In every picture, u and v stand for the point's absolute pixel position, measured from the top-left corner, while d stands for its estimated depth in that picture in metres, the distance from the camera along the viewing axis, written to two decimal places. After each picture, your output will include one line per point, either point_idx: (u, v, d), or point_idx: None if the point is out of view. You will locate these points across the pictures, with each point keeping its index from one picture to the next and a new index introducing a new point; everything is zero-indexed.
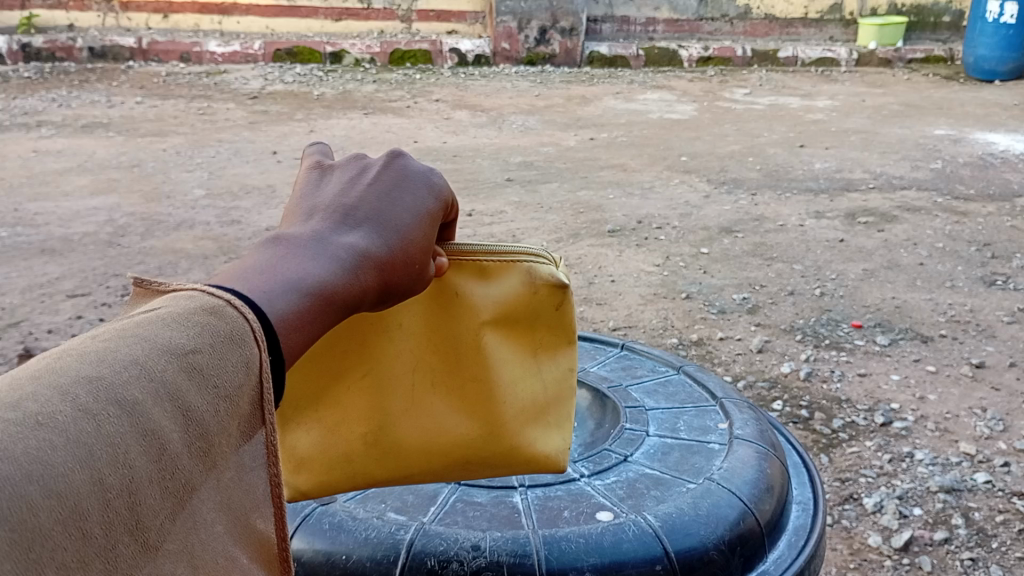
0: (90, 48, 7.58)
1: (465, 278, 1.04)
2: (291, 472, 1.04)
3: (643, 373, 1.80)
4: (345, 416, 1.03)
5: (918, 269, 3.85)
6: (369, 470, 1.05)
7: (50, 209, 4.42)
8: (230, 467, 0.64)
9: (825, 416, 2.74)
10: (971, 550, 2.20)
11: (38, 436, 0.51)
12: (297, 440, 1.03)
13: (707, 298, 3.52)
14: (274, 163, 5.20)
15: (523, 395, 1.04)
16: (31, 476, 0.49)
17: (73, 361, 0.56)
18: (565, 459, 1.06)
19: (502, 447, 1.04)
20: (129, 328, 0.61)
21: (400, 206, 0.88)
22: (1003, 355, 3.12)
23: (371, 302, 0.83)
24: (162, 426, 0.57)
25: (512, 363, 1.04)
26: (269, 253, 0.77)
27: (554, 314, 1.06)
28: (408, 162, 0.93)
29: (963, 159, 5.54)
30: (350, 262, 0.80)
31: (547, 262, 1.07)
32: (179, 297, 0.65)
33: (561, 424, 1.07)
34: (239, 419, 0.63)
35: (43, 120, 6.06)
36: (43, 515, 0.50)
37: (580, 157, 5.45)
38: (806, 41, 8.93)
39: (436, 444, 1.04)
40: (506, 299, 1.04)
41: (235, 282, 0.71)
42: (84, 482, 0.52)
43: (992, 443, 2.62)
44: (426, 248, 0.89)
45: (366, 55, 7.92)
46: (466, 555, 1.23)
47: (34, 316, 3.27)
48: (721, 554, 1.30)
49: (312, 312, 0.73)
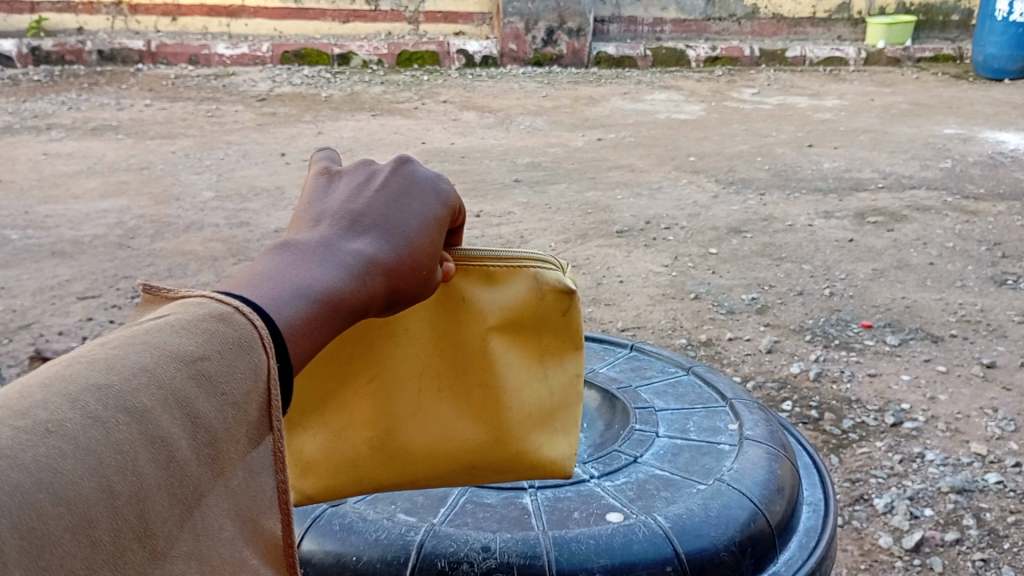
0: (99, 51, 7.62)
1: (472, 283, 1.03)
2: (298, 476, 1.05)
3: (652, 374, 1.80)
4: (352, 421, 1.03)
5: (927, 268, 3.83)
6: (376, 474, 1.05)
7: (60, 211, 4.44)
8: (238, 473, 0.64)
9: (835, 416, 2.73)
10: (982, 550, 2.19)
11: (48, 443, 0.51)
12: (303, 444, 1.03)
13: (716, 298, 3.51)
14: (283, 165, 5.21)
15: (530, 401, 1.04)
16: (41, 484, 0.50)
17: (83, 368, 0.57)
18: (571, 465, 1.06)
19: (508, 452, 1.04)
20: (138, 334, 0.61)
21: (407, 212, 0.88)
22: (1014, 355, 3.11)
23: (379, 308, 0.83)
24: (170, 433, 0.57)
25: (519, 369, 1.04)
26: (277, 260, 0.77)
27: (560, 320, 1.06)
28: (416, 168, 0.93)
29: (973, 158, 5.51)
30: (358, 268, 0.80)
31: (554, 268, 1.07)
32: (188, 304, 0.65)
33: (567, 430, 1.06)
34: (247, 426, 0.63)
35: (53, 123, 6.09)
36: (52, 522, 0.50)
37: (587, 157, 5.45)
38: (814, 40, 8.90)
39: (442, 449, 1.04)
40: (513, 304, 1.04)
41: (244, 288, 0.71)
42: (93, 489, 0.52)
43: (1003, 444, 2.61)
44: (432, 254, 0.89)
45: (374, 57, 7.93)
46: (476, 556, 1.23)
47: (46, 318, 3.29)
48: (731, 555, 1.30)
49: (320, 319, 0.73)
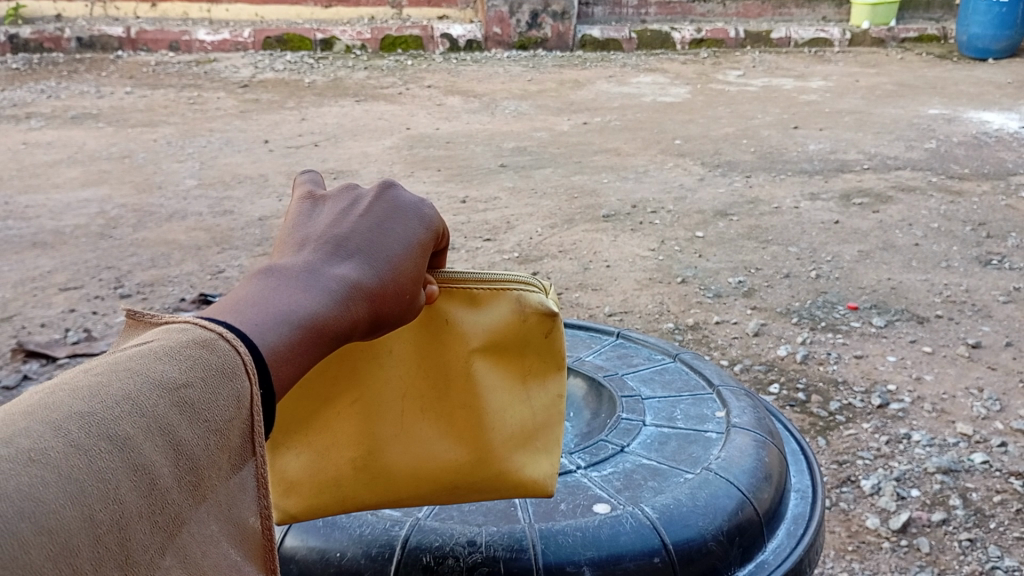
0: (79, 39, 7.53)
1: (455, 305, 1.02)
2: (280, 495, 1.04)
3: (640, 362, 1.79)
4: (335, 441, 1.02)
5: (913, 249, 3.84)
6: (359, 494, 1.04)
7: (40, 202, 4.38)
8: (222, 496, 0.63)
9: (822, 398, 2.73)
10: (969, 530, 2.20)
11: (30, 473, 0.51)
12: (288, 463, 1.02)
13: (703, 282, 3.50)
14: (265, 152, 5.15)
15: (512, 422, 1.02)
16: (22, 513, 0.50)
17: (66, 395, 0.56)
18: (553, 485, 1.05)
19: (491, 472, 1.03)
20: (121, 361, 0.61)
21: (390, 237, 0.86)
22: (999, 335, 3.11)
23: (362, 333, 0.81)
24: (152, 461, 0.57)
25: (501, 389, 1.03)
26: (259, 285, 0.75)
27: (543, 341, 1.03)
28: (400, 193, 0.91)
29: (958, 138, 5.52)
30: (341, 294, 0.78)
31: (537, 289, 1.05)
32: (171, 330, 0.65)
33: (550, 449, 1.05)
34: (229, 453, 0.63)
35: (32, 112, 6.00)
36: (34, 552, 0.50)
37: (573, 141, 5.41)
38: (799, 21, 8.88)
39: (425, 469, 1.03)
40: (495, 326, 1.02)
41: (226, 314, 0.70)
42: (75, 519, 0.52)
43: (988, 424, 2.61)
44: (416, 278, 0.87)
45: (357, 42, 7.83)
46: (462, 551, 1.22)
47: (27, 310, 3.24)
48: (719, 545, 1.29)
49: (301, 346, 0.71)
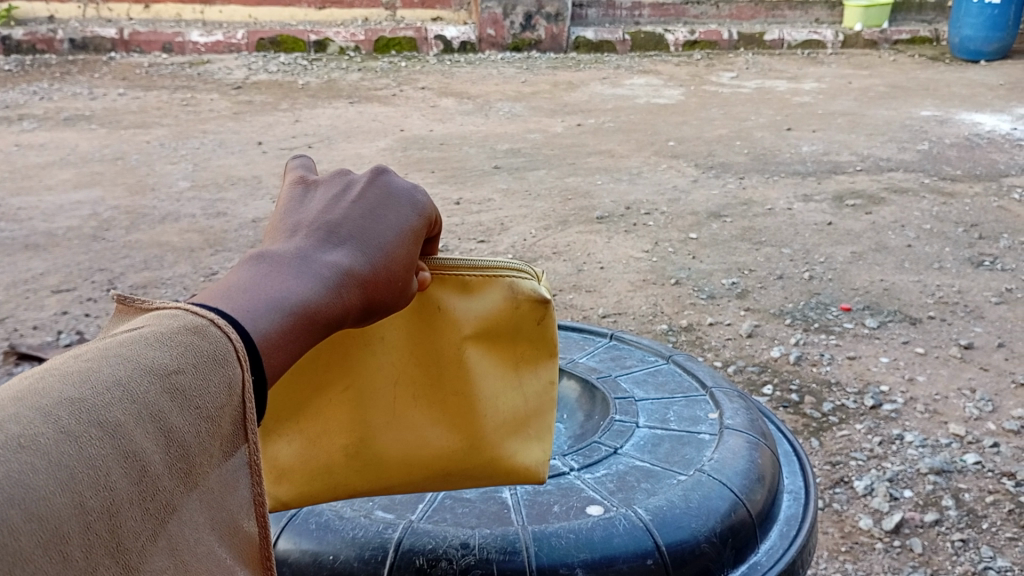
0: (71, 40, 7.50)
1: (447, 292, 1.02)
2: (271, 483, 1.03)
3: (633, 364, 1.79)
4: (326, 428, 1.01)
5: (905, 250, 3.85)
6: (350, 481, 1.03)
7: (33, 204, 4.36)
8: (213, 481, 0.63)
9: (815, 399, 2.74)
10: (961, 531, 2.20)
11: (20, 460, 0.51)
12: (278, 451, 1.01)
13: (696, 283, 3.51)
14: (259, 154, 5.14)
15: (505, 408, 1.03)
16: (12, 500, 0.50)
17: (56, 381, 0.56)
18: (543, 472, 1.06)
19: (483, 458, 1.03)
20: (111, 346, 0.61)
21: (383, 223, 0.86)
22: (991, 336, 3.13)
23: (354, 319, 0.81)
24: (143, 448, 0.57)
25: (493, 375, 1.03)
26: (250, 270, 0.75)
27: (535, 329, 1.04)
28: (392, 179, 0.91)
29: (950, 140, 5.54)
30: (333, 279, 0.78)
31: (528, 277, 1.06)
32: (162, 315, 0.64)
33: (541, 436, 1.06)
34: (220, 439, 0.63)
35: (25, 113, 5.98)
36: (24, 539, 0.50)
37: (567, 143, 5.41)
38: (792, 23, 8.89)
39: (417, 456, 1.03)
40: (488, 313, 1.02)
41: (217, 301, 0.70)
42: (65, 506, 0.52)
43: (981, 424, 2.63)
44: (409, 265, 0.87)
45: (351, 43, 7.82)
46: (455, 553, 1.22)
47: (19, 313, 3.23)
48: (712, 546, 1.29)
49: (294, 331, 0.71)
